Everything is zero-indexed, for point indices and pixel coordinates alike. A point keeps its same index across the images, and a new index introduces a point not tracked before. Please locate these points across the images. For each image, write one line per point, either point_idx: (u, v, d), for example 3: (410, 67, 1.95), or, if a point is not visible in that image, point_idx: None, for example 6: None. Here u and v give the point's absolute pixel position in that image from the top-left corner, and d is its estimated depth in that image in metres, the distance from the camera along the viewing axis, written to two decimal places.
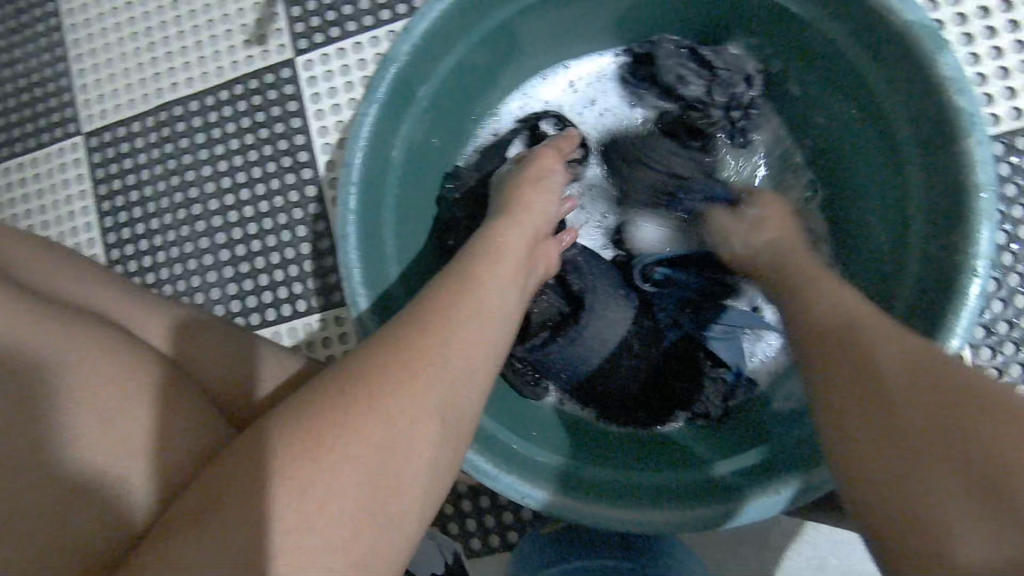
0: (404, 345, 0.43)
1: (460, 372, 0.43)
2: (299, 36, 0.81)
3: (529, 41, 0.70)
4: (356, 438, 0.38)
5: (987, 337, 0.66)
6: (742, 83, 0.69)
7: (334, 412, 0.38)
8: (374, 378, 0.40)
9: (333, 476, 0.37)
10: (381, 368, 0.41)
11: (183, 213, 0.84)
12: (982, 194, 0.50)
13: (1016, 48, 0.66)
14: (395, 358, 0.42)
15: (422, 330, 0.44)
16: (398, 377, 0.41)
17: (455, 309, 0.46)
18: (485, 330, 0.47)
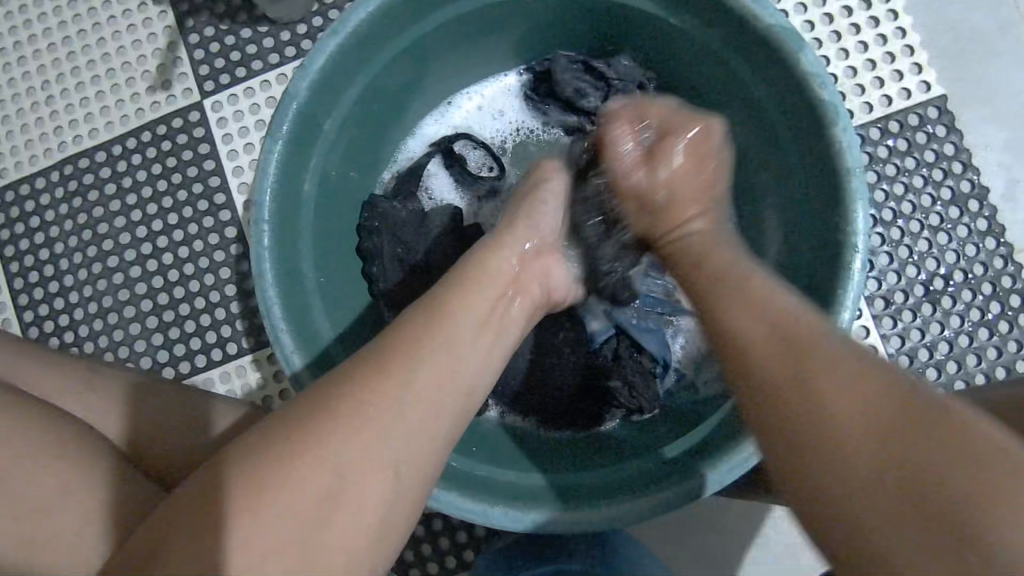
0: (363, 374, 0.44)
1: (417, 401, 0.44)
2: (203, 79, 0.81)
3: (436, 65, 0.72)
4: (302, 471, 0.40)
5: (888, 307, 0.72)
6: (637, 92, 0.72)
7: (284, 447, 0.40)
8: (322, 411, 0.42)
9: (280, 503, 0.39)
10: (335, 391, 0.43)
11: (98, 267, 0.82)
12: (853, 177, 0.55)
13: (880, 41, 0.73)
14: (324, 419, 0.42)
15: (378, 359, 0.45)
16: (348, 410, 0.42)
17: (406, 344, 0.46)
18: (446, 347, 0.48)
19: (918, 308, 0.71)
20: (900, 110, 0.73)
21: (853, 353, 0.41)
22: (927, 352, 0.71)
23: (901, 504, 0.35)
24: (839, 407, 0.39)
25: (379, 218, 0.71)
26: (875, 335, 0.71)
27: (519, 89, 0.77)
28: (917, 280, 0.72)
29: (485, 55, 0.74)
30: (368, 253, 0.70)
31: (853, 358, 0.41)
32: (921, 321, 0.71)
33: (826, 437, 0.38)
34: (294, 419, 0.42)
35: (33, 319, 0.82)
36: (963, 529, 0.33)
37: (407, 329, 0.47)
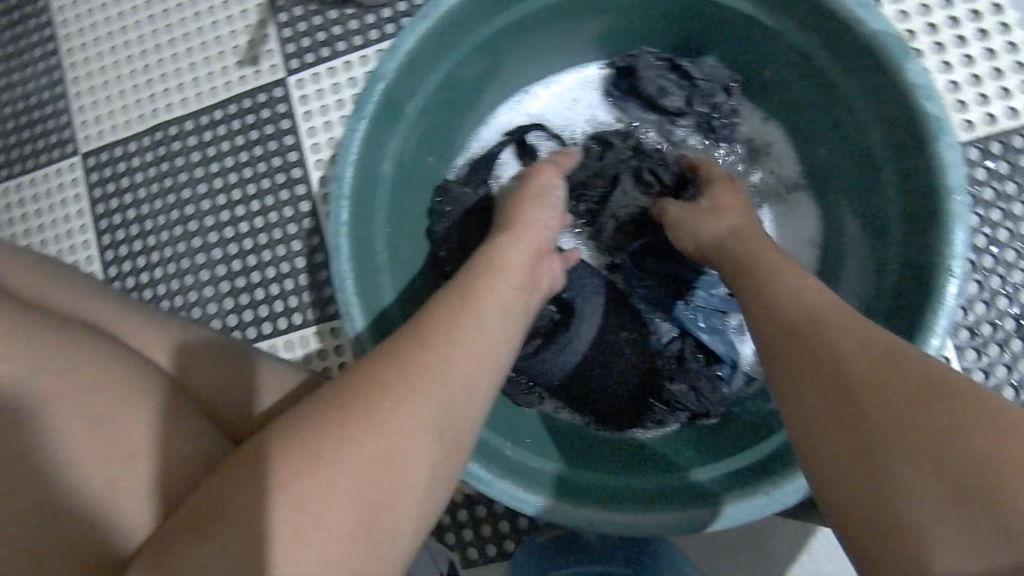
0: (405, 359, 0.45)
1: (456, 391, 0.45)
2: (291, 56, 0.83)
3: (517, 56, 0.71)
4: (352, 454, 0.39)
5: (972, 338, 0.67)
6: (721, 94, 0.70)
7: (333, 428, 0.40)
8: (372, 395, 0.42)
9: (330, 485, 0.38)
10: (378, 377, 0.43)
11: (180, 230, 0.85)
12: (955, 198, 0.51)
13: (987, 55, 0.68)
14: (387, 390, 0.42)
15: (420, 346, 0.46)
16: (397, 394, 0.42)
17: (451, 333, 0.47)
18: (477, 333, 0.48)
19: (1006, 342, 0.67)
20: (1001, 131, 0.68)
21: (864, 351, 0.41)
22: (1011, 388, 0.67)
23: (941, 481, 0.34)
24: (872, 388, 0.38)
25: (452, 203, 0.72)
26: (955, 366, 0.67)
27: (599, 83, 0.76)
28: (1007, 312, 0.67)
29: (567, 47, 0.73)
30: (437, 237, 0.72)
31: (865, 356, 0.40)
32: (1008, 356, 0.67)
33: (865, 427, 0.38)
34: (340, 402, 0.41)
35: (117, 275, 0.87)
36: (1005, 510, 0.32)
37: (443, 316, 0.48)
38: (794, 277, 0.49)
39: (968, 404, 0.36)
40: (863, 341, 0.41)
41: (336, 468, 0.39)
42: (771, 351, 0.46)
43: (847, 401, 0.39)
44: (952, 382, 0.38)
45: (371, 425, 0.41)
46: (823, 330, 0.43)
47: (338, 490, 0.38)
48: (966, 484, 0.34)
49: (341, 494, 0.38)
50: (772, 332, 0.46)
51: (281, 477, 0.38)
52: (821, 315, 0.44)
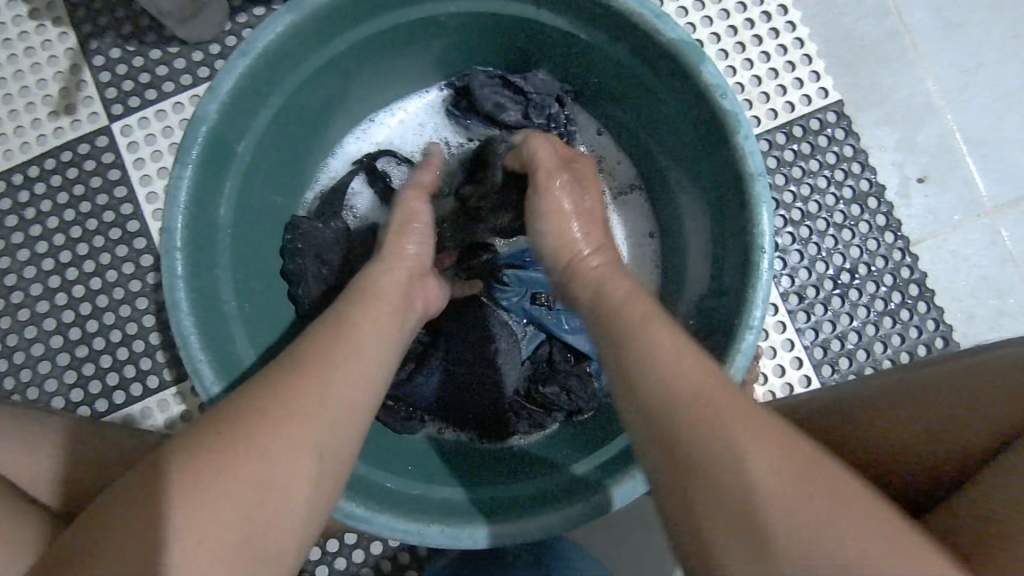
0: (289, 383, 0.43)
1: (343, 412, 0.44)
2: (112, 102, 0.78)
3: (353, 83, 0.71)
4: (234, 482, 0.38)
5: (801, 302, 0.75)
6: (555, 104, 0.74)
7: (215, 456, 0.39)
8: (256, 421, 0.41)
9: (214, 517, 0.37)
10: (261, 403, 0.42)
11: (2, 303, 0.77)
12: (757, 181, 0.57)
13: (780, 51, 0.77)
14: (262, 416, 0.41)
15: (303, 369, 0.44)
16: (282, 418, 0.41)
17: (334, 355, 0.46)
18: (360, 355, 0.48)
19: (828, 301, 0.75)
20: (802, 115, 0.77)
21: (679, 368, 0.40)
22: (838, 342, 0.75)
23: (792, 523, 0.33)
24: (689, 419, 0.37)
25: (303, 240, 0.69)
26: (791, 328, 0.75)
27: (440, 105, 0.78)
28: (825, 275, 0.75)
29: (404, 71, 0.74)
30: (293, 276, 0.69)
31: (681, 373, 0.39)
32: (832, 314, 0.75)
33: (682, 459, 0.37)
34: (223, 428, 0.40)
35: None
36: (853, 568, 0.31)
37: (323, 338, 0.47)
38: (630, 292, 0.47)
39: (808, 455, 0.35)
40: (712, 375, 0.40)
41: (204, 507, 0.37)
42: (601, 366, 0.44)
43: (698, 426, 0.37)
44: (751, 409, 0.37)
45: (256, 451, 0.39)
46: (643, 345, 0.42)
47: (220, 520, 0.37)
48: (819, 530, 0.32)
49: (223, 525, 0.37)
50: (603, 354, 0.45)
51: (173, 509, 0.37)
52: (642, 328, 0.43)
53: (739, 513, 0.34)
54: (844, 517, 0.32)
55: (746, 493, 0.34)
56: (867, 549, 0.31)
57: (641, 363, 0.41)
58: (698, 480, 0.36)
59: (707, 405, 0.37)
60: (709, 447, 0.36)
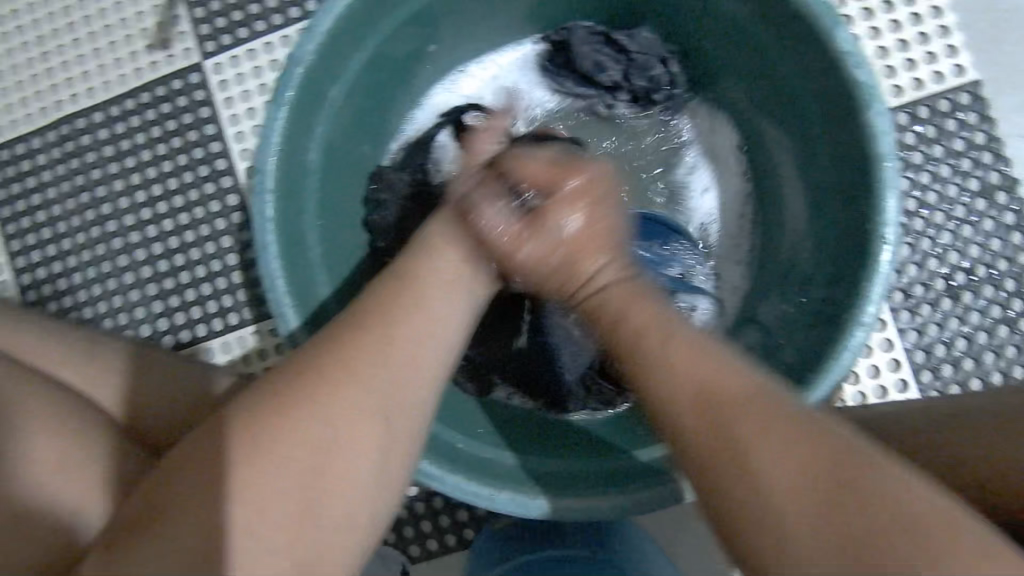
0: (349, 345, 0.43)
1: (405, 376, 0.44)
2: (206, 39, 0.78)
3: (445, 31, 0.69)
4: (293, 442, 0.39)
5: (906, 300, 0.70)
6: (658, 66, 0.69)
7: (272, 416, 0.40)
8: (312, 383, 0.41)
9: (271, 479, 0.39)
10: (318, 365, 0.42)
11: (97, 231, 0.80)
12: (886, 164, 0.52)
13: (912, 21, 0.70)
14: (321, 369, 0.42)
15: (361, 332, 0.45)
16: (339, 383, 0.42)
17: (394, 317, 0.46)
18: (425, 321, 0.47)
19: (937, 302, 0.69)
20: (929, 95, 0.70)
21: (711, 355, 0.47)
22: (944, 346, 0.69)
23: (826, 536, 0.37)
24: (732, 404, 0.43)
25: (387, 188, 0.69)
26: (891, 328, 0.69)
27: (534, 60, 0.74)
28: (937, 273, 0.69)
29: (498, 21, 0.71)
30: (375, 226, 0.69)
31: (716, 360, 0.46)
32: (939, 316, 0.69)
33: (729, 440, 0.42)
34: (281, 387, 0.41)
35: (30, 282, 0.80)
36: (873, 553, 0.35)
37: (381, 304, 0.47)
38: (623, 299, 0.53)
39: (812, 428, 0.41)
40: (761, 395, 0.43)
41: (264, 474, 0.39)
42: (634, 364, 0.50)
43: (719, 432, 0.42)
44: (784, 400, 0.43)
45: (313, 413, 0.40)
46: (679, 336, 0.49)
47: (279, 480, 0.39)
48: (849, 534, 0.36)
49: (281, 484, 0.39)
50: (616, 341, 0.52)
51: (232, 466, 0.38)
52: (650, 327, 0.50)
53: (797, 477, 0.39)
54: (871, 523, 0.36)
55: (774, 482, 0.39)
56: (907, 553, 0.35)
57: (680, 359, 0.47)
58: (745, 466, 0.40)
59: (751, 397, 0.43)
60: (757, 429, 0.41)
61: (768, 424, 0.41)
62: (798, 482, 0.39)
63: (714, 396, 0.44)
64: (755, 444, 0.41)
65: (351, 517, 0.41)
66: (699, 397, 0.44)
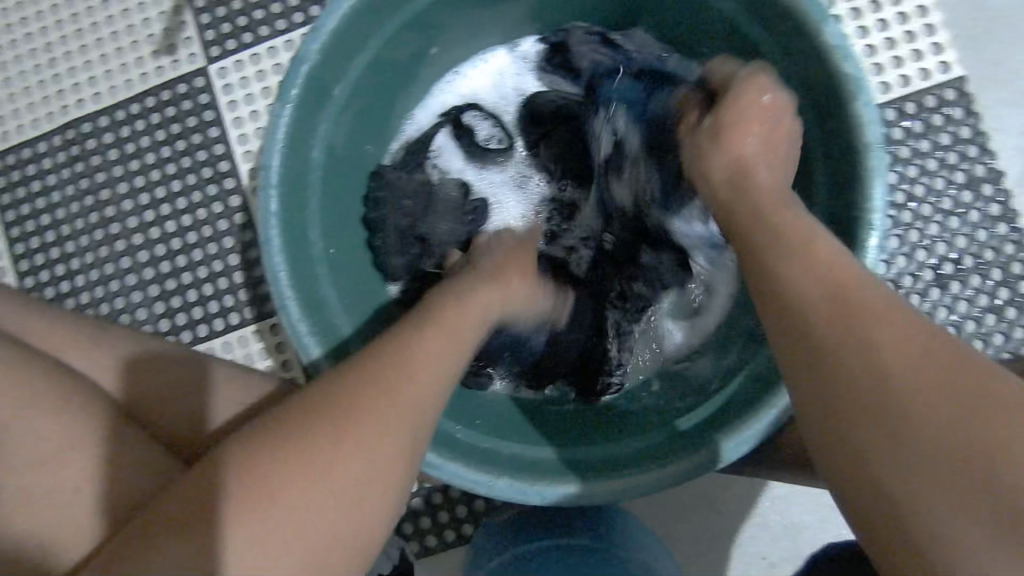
0: (366, 374, 0.44)
1: (418, 397, 0.44)
2: (210, 44, 0.80)
3: (444, 33, 0.71)
4: (317, 464, 0.39)
5: (896, 291, 0.71)
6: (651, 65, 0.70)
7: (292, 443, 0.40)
8: (331, 409, 0.41)
9: (300, 498, 0.38)
10: (333, 396, 0.42)
11: (100, 233, 0.81)
12: (873, 154, 0.53)
13: (900, 19, 0.72)
14: (336, 399, 0.42)
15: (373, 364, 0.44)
16: (354, 409, 0.41)
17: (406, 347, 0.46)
18: (435, 349, 0.47)
19: (927, 292, 0.71)
20: (917, 91, 0.72)
21: (916, 326, 0.39)
22: None
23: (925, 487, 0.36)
24: (903, 365, 0.38)
25: (386, 188, 0.70)
26: None
27: (531, 60, 0.76)
28: (926, 264, 0.71)
29: (496, 23, 0.73)
30: (374, 225, 0.70)
31: (914, 329, 0.39)
32: (928, 306, 0.71)
33: (881, 411, 0.38)
34: (301, 415, 0.41)
35: (34, 283, 0.82)
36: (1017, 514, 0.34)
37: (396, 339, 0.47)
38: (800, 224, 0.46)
39: (995, 402, 0.36)
40: (903, 320, 0.39)
41: (257, 510, 0.38)
42: (815, 334, 0.41)
43: (863, 373, 0.38)
44: (991, 380, 0.37)
45: (334, 435, 0.40)
46: (859, 308, 0.40)
47: (309, 499, 0.38)
48: (995, 506, 0.34)
49: (311, 503, 0.39)
50: (795, 304, 0.42)
51: (252, 491, 0.38)
52: (843, 289, 0.41)
53: (952, 474, 0.35)
54: (1022, 493, 0.34)
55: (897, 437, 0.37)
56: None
57: (838, 311, 0.40)
58: (898, 439, 0.37)
59: (921, 354, 0.38)
60: (940, 416, 0.36)
61: (956, 416, 0.36)
62: (954, 480, 0.35)
63: (881, 360, 0.38)
64: (933, 424, 0.36)
65: (371, 534, 0.41)
66: (856, 377, 0.39)
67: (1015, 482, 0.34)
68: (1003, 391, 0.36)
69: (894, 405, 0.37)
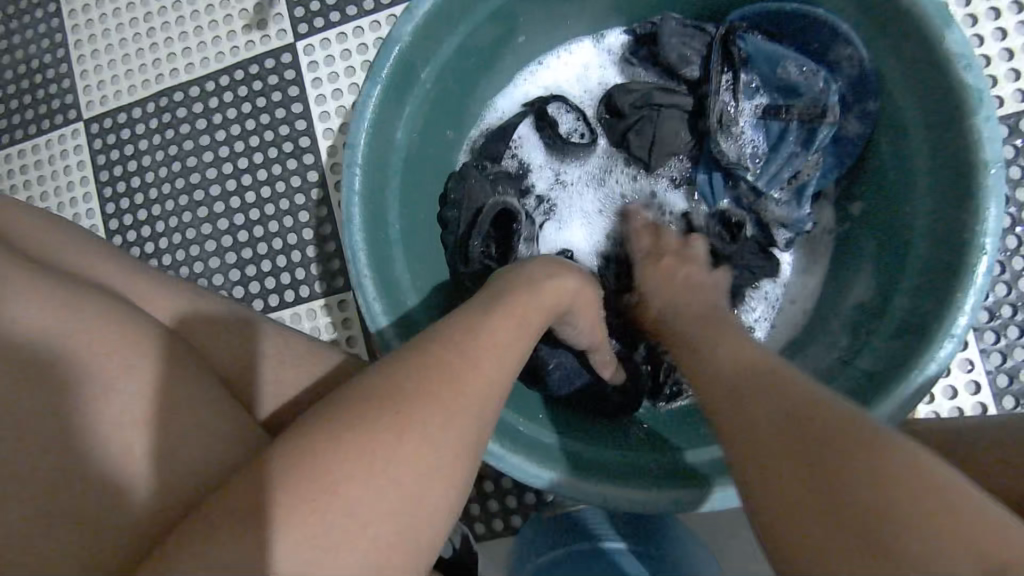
0: (430, 367, 0.41)
1: (481, 398, 0.42)
2: (300, 21, 0.81)
3: (532, 20, 0.70)
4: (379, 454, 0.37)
5: (991, 320, 0.67)
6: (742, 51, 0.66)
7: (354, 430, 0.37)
8: (395, 400, 0.39)
9: (358, 490, 0.36)
10: (399, 386, 0.40)
11: (185, 199, 0.84)
12: (991, 170, 0.50)
13: (1020, 30, 0.67)
14: (402, 390, 0.40)
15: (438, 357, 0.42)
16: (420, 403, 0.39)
17: (469, 345, 0.44)
18: (496, 353, 0.45)
19: None
20: None
21: (787, 394, 0.41)
22: None
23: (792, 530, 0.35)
24: (769, 430, 0.39)
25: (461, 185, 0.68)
26: (974, 348, 0.67)
27: (617, 53, 0.75)
28: None
29: (585, 14, 0.71)
30: (448, 223, 0.69)
31: (794, 398, 0.40)
32: None
33: (770, 454, 0.37)
34: (365, 402, 0.39)
35: (120, 243, 0.85)
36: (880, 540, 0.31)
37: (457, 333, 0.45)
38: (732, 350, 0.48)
39: (856, 442, 0.35)
40: (782, 389, 0.41)
41: (314, 520, 0.35)
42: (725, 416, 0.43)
43: (763, 430, 0.39)
44: (857, 423, 0.36)
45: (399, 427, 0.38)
46: (749, 391, 0.42)
47: (368, 491, 0.36)
48: (865, 528, 0.32)
49: (370, 495, 0.36)
50: (711, 388, 0.45)
51: (311, 477, 0.36)
52: (754, 375, 0.44)
53: (822, 509, 0.33)
54: (887, 518, 0.31)
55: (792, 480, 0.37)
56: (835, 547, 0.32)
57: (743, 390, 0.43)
58: (773, 478, 0.36)
59: (784, 415, 0.39)
60: (805, 448, 0.36)
61: (808, 453, 0.36)
62: (822, 515, 0.33)
63: (757, 427, 0.39)
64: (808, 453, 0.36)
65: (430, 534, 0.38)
66: (759, 435, 0.39)
67: (865, 509, 0.32)
68: (859, 429, 0.36)
69: (783, 448, 0.37)
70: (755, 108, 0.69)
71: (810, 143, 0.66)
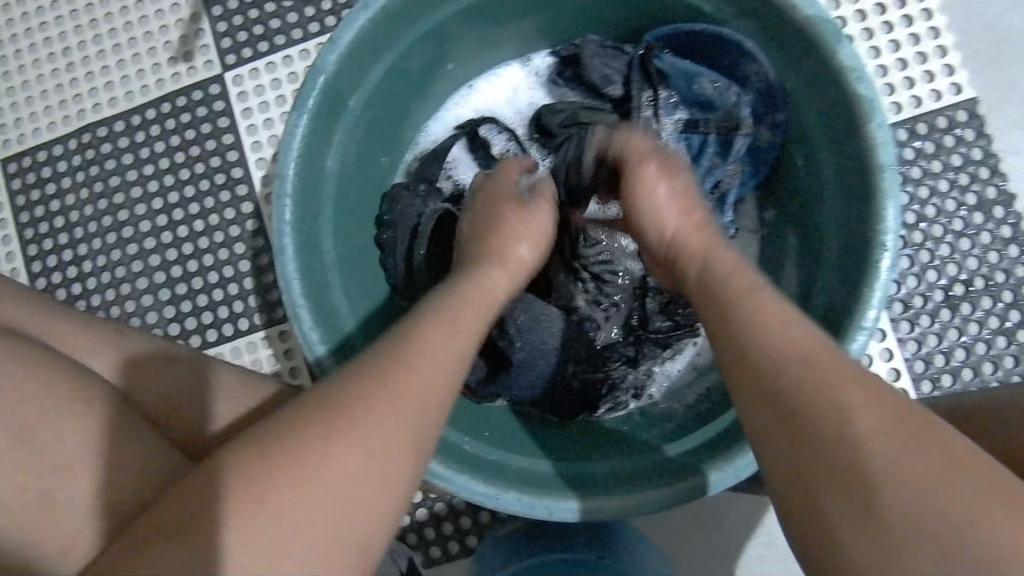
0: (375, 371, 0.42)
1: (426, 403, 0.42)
2: (226, 52, 0.81)
3: (459, 45, 0.71)
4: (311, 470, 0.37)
5: (906, 311, 0.71)
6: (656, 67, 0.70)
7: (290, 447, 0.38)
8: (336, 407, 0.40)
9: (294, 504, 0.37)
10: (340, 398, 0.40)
11: (113, 237, 0.82)
12: (885, 174, 0.54)
13: (911, 40, 0.72)
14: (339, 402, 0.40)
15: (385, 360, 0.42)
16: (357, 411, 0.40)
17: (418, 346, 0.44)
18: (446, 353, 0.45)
19: (936, 312, 0.71)
20: (928, 112, 0.72)
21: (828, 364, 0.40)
22: (943, 357, 0.70)
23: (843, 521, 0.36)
24: (811, 403, 0.38)
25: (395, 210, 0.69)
26: (891, 337, 0.71)
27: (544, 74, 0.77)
28: (936, 284, 0.71)
29: (510, 37, 0.73)
30: (384, 246, 0.70)
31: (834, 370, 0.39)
32: (938, 326, 0.71)
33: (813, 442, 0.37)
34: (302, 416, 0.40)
35: (46, 285, 0.82)
36: (957, 542, 0.33)
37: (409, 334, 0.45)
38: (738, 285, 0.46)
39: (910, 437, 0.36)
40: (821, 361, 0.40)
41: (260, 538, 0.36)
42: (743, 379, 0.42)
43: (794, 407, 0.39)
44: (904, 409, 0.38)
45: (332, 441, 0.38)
46: (766, 352, 0.41)
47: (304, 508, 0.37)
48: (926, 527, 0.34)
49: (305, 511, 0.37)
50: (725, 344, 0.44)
51: (250, 501, 0.36)
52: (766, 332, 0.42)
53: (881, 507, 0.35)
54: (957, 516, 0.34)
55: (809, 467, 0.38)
56: (995, 545, 0.33)
57: (761, 353, 0.42)
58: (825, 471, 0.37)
59: (834, 388, 0.38)
60: (867, 444, 0.36)
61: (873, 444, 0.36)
62: (883, 512, 0.34)
63: (789, 400, 0.39)
64: (872, 456, 0.36)
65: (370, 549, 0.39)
66: (790, 413, 0.39)
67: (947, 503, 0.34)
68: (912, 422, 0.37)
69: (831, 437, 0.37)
70: (676, 123, 0.70)
71: (727, 152, 0.69)
